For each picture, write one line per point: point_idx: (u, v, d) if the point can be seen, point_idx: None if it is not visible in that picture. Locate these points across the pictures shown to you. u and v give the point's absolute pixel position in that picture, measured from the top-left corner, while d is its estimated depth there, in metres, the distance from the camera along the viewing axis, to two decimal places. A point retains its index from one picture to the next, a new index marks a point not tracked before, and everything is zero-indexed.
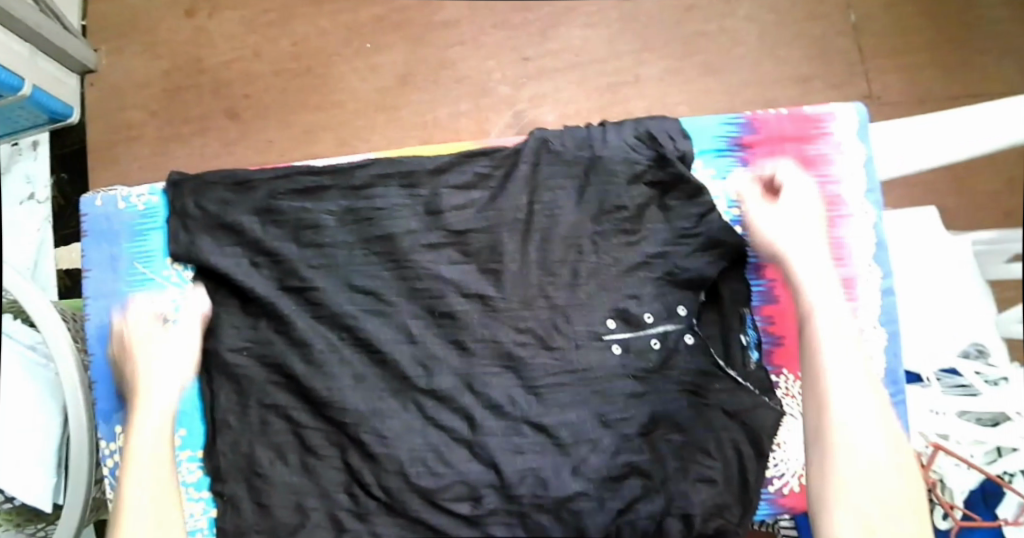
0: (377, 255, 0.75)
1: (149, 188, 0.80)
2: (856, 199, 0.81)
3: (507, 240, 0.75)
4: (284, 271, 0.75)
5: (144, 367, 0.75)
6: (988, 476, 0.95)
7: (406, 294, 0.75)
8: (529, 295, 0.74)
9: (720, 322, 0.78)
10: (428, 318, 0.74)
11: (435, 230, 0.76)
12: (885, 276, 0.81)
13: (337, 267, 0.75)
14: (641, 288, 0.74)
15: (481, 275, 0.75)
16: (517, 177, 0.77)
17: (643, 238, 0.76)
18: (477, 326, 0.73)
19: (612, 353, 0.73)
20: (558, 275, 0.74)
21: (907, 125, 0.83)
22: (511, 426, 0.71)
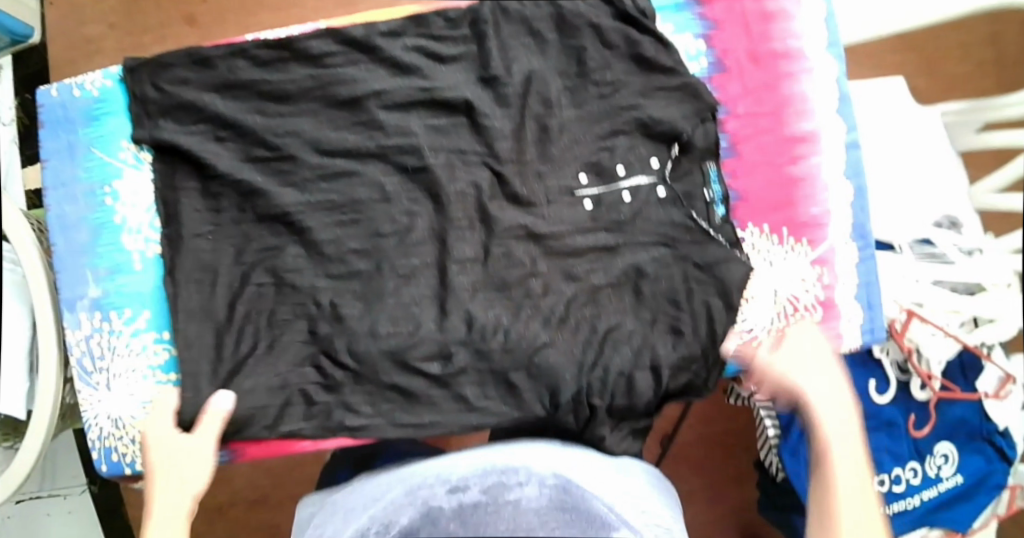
0: (346, 122, 0.73)
1: (100, 72, 0.77)
2: (817, 53, 0.80)
3: (478, 100, 0.73)
4: (251, 142, 0.73)
5: (158, 460, 0.69)
6: (965, 345, 0.99)
7: (375, 156, 0.73)
8: (504, 152, 0.73)
9: (688, 177, 0.76)
10: (402, 176, 0.74)
11: (403, 88, 0.73)
12: (849, 131, 0.80)
13: (304, 135, 0.73)
14: (613, 139, 0.74)
15: (450, 134, 0.73)
16: (488, 38, 0.73)
17: (615, 92, 0.74)
18: (447, 182, 0.73)
19: (583, 208, 0.75)
20: (528, 135, 0.73)
21: None
22: (483, 284, 0.73)
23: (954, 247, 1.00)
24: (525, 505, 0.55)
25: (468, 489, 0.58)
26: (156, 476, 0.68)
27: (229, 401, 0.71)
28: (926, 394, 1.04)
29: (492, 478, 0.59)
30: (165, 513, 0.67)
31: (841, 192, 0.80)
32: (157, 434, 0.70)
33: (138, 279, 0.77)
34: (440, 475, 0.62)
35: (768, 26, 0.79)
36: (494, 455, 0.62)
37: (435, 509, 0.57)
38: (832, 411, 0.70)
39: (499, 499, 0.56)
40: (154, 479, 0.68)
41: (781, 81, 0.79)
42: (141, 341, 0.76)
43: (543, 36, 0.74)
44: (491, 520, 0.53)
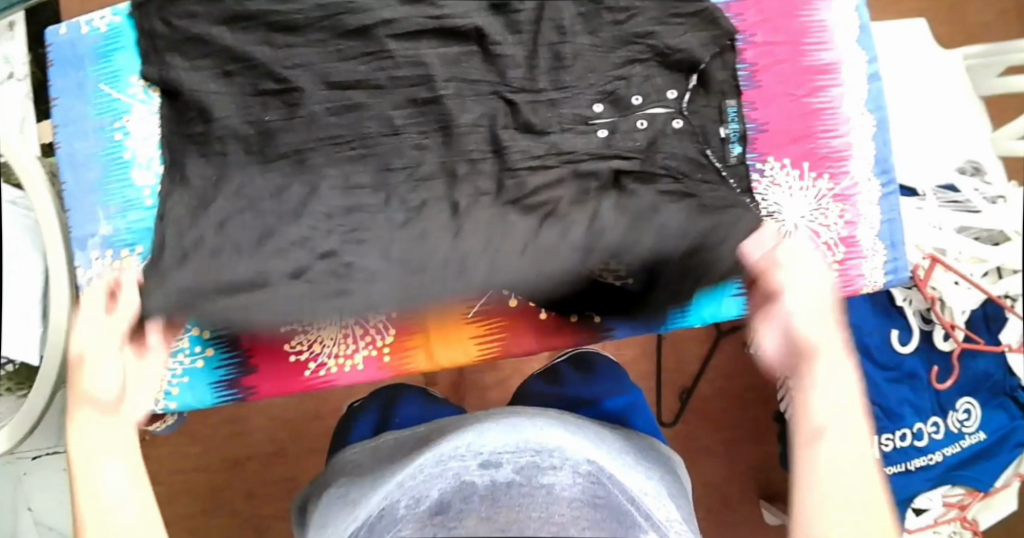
0: (356, 54, 0.72)
1: (109, 9, 0.77)
2: None
3: (490, 27, 0.72)
4: (260, 76, 0.72)
5: (83, 357, 0.64)
6: (991, 296, 0.96)
7: (386, 87, 0.72)
8: (517, 79, 0.72)
9: (704, 111, 0.75)
10: (414, 109, 0.73)
11: (415, 18, 0.72)
12: (869, 61, 0.79)
13: (314, 66, 0.72)
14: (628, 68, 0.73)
15: (462, 64, 0.72)
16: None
17: (629, 18, 0.73)
18: (463, 111, 0.72)
19: (597, 137, 0.73)
20: (541, 64, 0.72)
21: None
22: (499, 213, 0.71)
23: (976, 192, 0.98)
24: (558, 491, 0.55)
25: (501, 467, 0.58)
26: (81, 377, 0.63)
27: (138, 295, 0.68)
28: (950, 345, 1.03)
29: (526, 458, 0.59)
30: (91, 414, 0.62)
31: (864, 124, 0.79)
32: (82, 337, 0.65)
33: (149, 216, 0.76)
34: (473, 448, 0.62)
35: None
36: (530, 433, 0.63)
37: (467, 484, 0.57)
38: (831, 371, 0.61)
39: (531, 481, 0.56)
40: (78, 383, 0.63)
41: (800, 9, 0.78)
42: None
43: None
44: (524, 500, 0.53)
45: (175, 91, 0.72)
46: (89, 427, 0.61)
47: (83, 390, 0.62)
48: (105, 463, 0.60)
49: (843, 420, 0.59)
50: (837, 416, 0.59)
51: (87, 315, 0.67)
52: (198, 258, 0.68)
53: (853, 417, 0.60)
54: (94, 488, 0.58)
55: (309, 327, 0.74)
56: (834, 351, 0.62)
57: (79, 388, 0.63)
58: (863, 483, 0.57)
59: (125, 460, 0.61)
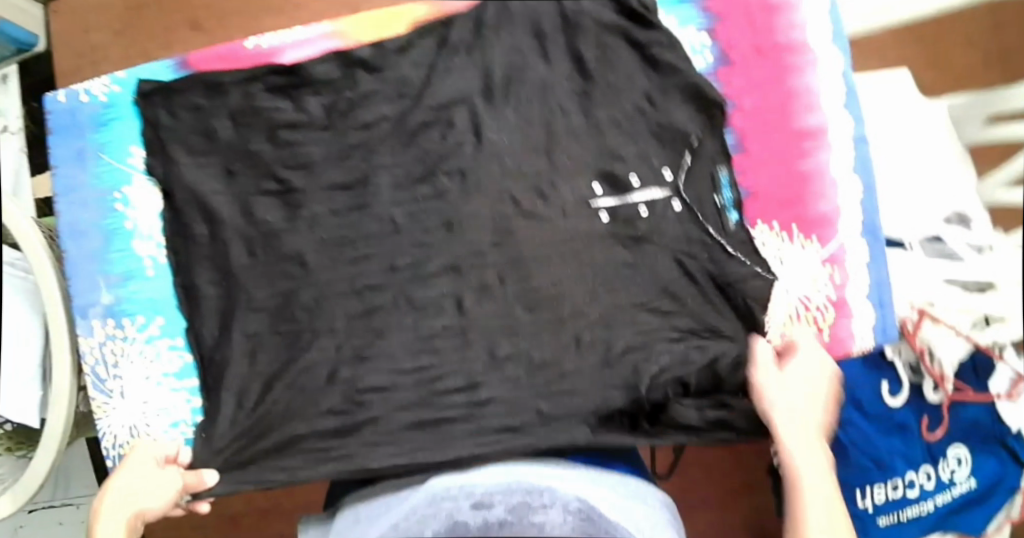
0: (351, 147, 0.75)
1: (108, 78, 0.79)
2: (823, 46, 0.79)
3: (488, 112, 0.74)
4: (265, 173, 0.75)
5: (130, 468, 0.72)
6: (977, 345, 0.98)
7: (389, 184, 0.75)
8: (509, 164, 0.74)
9: (699, 185, 0.77)
10: (410, 207, 0.75)
11: (423, 109, 0.74)
12: (856, 126, 0.80)
13: (315, 167, 0.75)
14: (625, 149, 0.76)
15: (455, 151, 0.74)
16: (497, 42, 0.75)
17: (618, 94, 0.75)
18: (461, 204, 0.74)
19: (600, 221, 0.76)
20: (535, 140, 0.75)
21: None
22: (502, 309, 0.75)
23: (964, 244, 1.00)
24: (549, 528, 0.52)
25: (493, 507, 0.57)
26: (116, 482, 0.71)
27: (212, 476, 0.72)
28: (939, 396, 1.03)
29: (517, 498, 0.58)
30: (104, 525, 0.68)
31: (850, 188, 0.80)
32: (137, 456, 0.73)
33: (150, 285, 0.78)
34: (467, 491, 0.62)
35: (771, 19, 0.79)
36: (523, 478, 0.63)
37: (459, 523, 0.56)
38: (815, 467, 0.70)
39: (523, 518, 0.54)
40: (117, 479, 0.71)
41: (787, 75, 0.79)
42: (154, 346, 0.78)
43: (547, 38, 0.75)
44: (514, 536, 0.51)
45: (180, 181, 0.76)
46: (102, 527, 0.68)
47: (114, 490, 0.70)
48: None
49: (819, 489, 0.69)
50: (815, 488, 0.69)
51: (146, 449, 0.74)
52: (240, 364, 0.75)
53: (817, 454, 0.71)
54: None
55: None
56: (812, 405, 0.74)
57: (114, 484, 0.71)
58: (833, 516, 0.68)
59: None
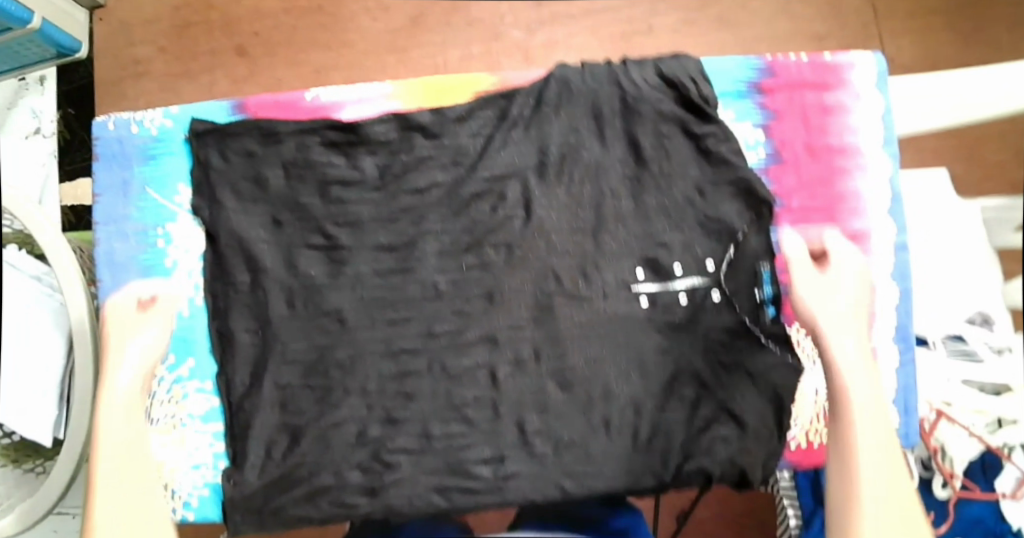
0: (401, 211, 0.75)
1: (161, 111, 0.78)
2: (873, 150, 0.80)
3: (540, 189, 0.75)
4: (310, 227, 0.75)
5: (113, 331, 0.73)
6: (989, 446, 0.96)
7: (435, 250, 0.75)
8: (556, 241, 0.75)
9: (740, 277, 0.76)
10: (455, 274, 0.75)
11: (477, 181, 0.75)
12: (899, 232, 0.80)
13: (362, 226, 0.75)
14: (671, 236, 0.75)
15: (504, 223, 0.75)
16: (554, 120, 0.76)
17: (671, 184, 0.76)
18: (504, 277, 0.74)
19: (639, 306, 0.75)
20: (584, 221, 0.75)
21: (916, 81, 0.90)
22: (536, 384, 0.73)
23: (983, 345, 1.03)
24: None
25: None
26: (112, 353, 0.72)
27: (182, 288, 0.77)
28: (947, 493, 0.99)
29: None
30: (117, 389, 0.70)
31: (888, 293, 0.80)
32: (115, 323, 0.74)
33: (184, 325, 0.77)
34: None
35: (826, 120, 0.80)
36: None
37: None
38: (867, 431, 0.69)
39: None
40: (111, 347, 0.72)
41: (837, 177, 0.80)
42: (182, 388, 0.76)
43: (605, 119, 0.76)
44: None
45: (225, 226, 0.75)
46: (115, 394, 0.70)
47: (110, 363, 0.71)
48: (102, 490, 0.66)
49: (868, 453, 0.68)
50: (876, 487, 0.66)
51: (120, 311, 0.75)
52: (266, 414, 0.73)
53: (879, 451, 0.68)
54: (110, 472, 0.67)
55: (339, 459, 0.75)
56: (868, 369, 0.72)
57: (109, 350, 0.72)
58: (886, 485, 0.66)
59: (134, 476, 0.68)
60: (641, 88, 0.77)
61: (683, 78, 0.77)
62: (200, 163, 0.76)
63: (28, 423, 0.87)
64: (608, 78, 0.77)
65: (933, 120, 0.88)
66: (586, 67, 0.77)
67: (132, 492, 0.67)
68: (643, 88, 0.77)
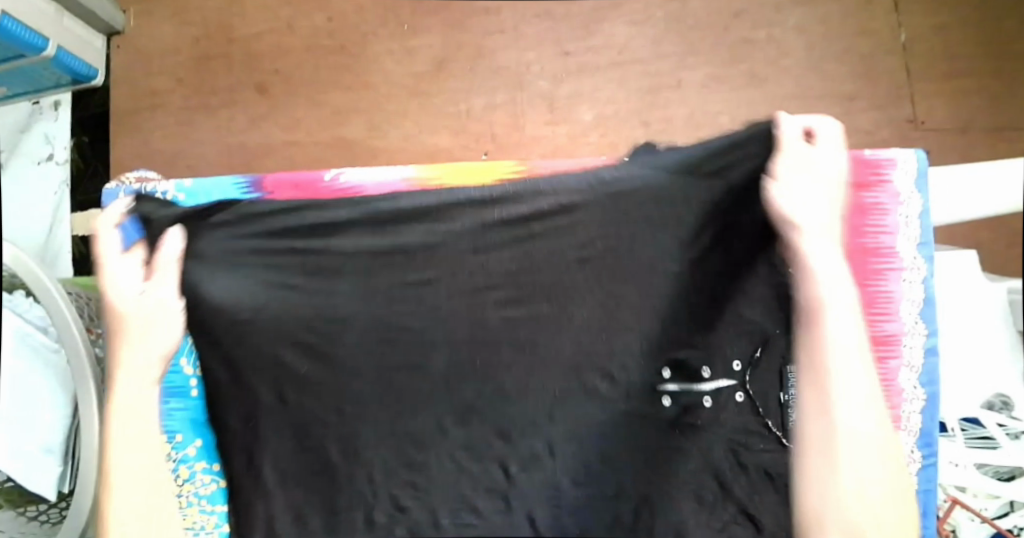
0: (405, 299, 0.72)
1: (174, 185, 0.76)
2: (908, 251, 0.79)
3: (568, 281, 0.72)
4: (314, 306, 0.72)
5: (117, 300, 0.70)
6: (1000, 531, 0.96)
7: (442, 340, 0.72)
8: (582, 342, 0.72)
9: (766, 379, 0.73)
10: (465, 367, 0.72)
11: (494, 272, 0.72)
12: (930, 335, 0.79)
13: (365, 310, 0.73)
14: (702, 336, 0.73)
15: (517, 318, 0.72)
16: (583, 215, 0.71)
17: (710, 288, 0.72)
18: (522, 375, 0.72)
19: (663, 405, 0.73)
20: (619, 322, 0.72)
21: (961, 171, 0.84)
22: (549, 477, 0.72)
23: (1000, 429, 1.00)
24: None
25: None
26: (123, 332, 0.70)
27: (178, 245, 0.70)
28: None
29: None
30: (129, 382, 0.70)
31: (914, 397, 0.79)
32: (120, 289, 0.70)
33: (191, 407, 0.74)
34: None
35: (864, 220, 0.79)
36: None
37: None
38: (855, 405, 0.64)
39: None
40: (121, 322, 0.70)
41: (869, 279, 0.80)
42: (188, 467, 0.75)
43: (655, 219, 0.70)
44: None
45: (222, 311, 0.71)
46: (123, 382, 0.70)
47: (123, 340, 0.70)
48: (119, 500, 0.68)
49: (859, 431, 0.64)
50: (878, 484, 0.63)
51: (120, 266, 0.70)
52: (284, 489, 0.74)
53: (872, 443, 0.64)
54: (120, 473, 0.69)
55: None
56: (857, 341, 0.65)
57: (119, 333, 0.70)
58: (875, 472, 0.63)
59: (152, 496, 0.70)
60: (713, 184, 0.69)
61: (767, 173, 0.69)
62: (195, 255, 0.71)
63: (29, 476, 0.83)
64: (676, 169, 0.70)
65: (982, 209, 0.83)
66: (661, 154, 0.71)
67: (142, 493, 0.69)
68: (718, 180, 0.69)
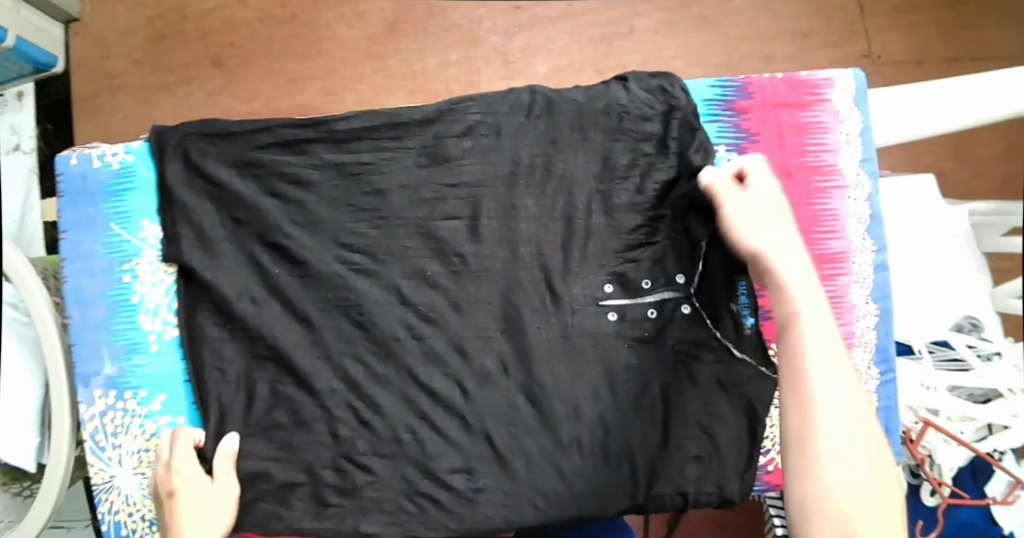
0: (362, 211, 0.72)
1: (122, 145, 0.76)
2: (851, 169, 0.79)
3: (510, 198, 0.73)
4: (264, 226, 0.72)
5: (182, 472, 0.70)
6: (979, 454, 0.94)
7: (396, 253, 0.72)
8: (527, 252, 0.73)
9: (713, 286, 0.74)
10: (420, 279, 0.72)
11: (437, 179, 0.73)
12: (878, 251, 0.79)
13: (321, 225, 0.72)
14: (638, 252, 0.74)
15: (464, 232, 0.73)
16: (533, 130, 0.74)
17: (652, 198, 0.74)
18: (474, 287, 0.73)
19: (606, 320, 0.73)
20: (554, 232, 0.73)
21: (932, 86, 0.82)
22: (505, 396, 0.72)
23: (970, 350, 0.99)
24: None
25: None
26: (191, 497, 0.69)
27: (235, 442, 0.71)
28: (934, 501, 0.99)
29: None
30: (198, 537, 0.67)
31: (867, 313, 0.78)
32: (184, 468, 0.70)
33: (154, 361, 0.75)
34: None
35: (802, 139, 0.78)
36: None
37: None
38: (825, 378, 0.62)
39: None
40: (188, 497, 0.69)
41: (813, 197, 0.78)
42: (154, 422, 0.75)
43: (589, 129, 0.74)
44: None
45: (173, 233, 0.73)
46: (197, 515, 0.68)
47: (189, 503, 0.68)
48: None
49: (834, 407, 0.61)
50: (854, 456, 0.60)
51: (186, 458, 0.70)
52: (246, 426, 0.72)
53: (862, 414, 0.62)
54: None
55: (296, 480, 0.71)
56: (817, 310, 0.64)
57: (185, 507, 0.68)
58: (856, 439, 0.61)
59: None
60: (627, 104, 0.75)
61: (682, 103, 0.75)
62: (182, 156, 0.73)
63: (8, 450, 0.83)
64: (590, 96, 0.75)
65: (959, 119, 0.81)
66: (573, 89, 0.75)
67: None
68: (631, 105, 0.75)
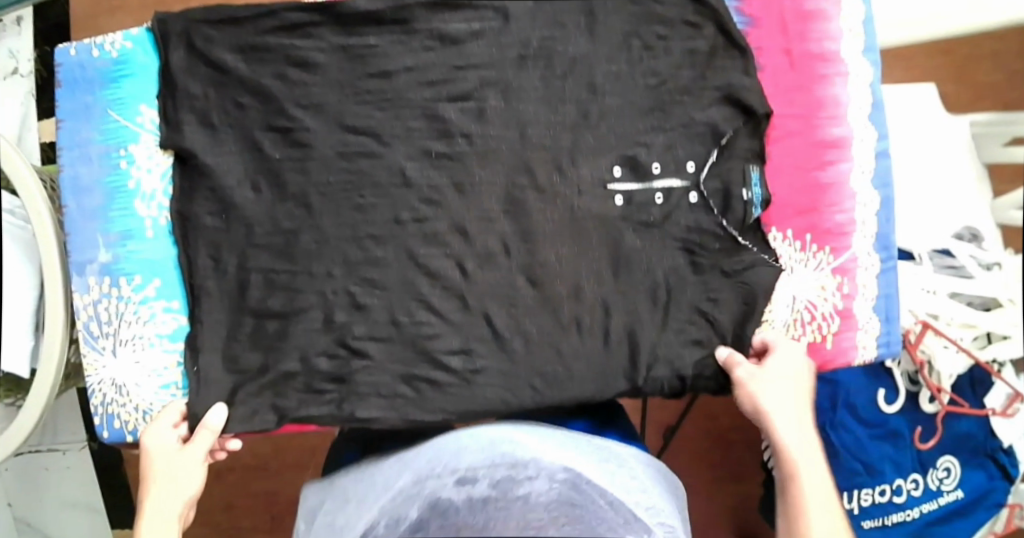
0: (368, 95, 0.73)
1: (120, 33, 0.76)
2: (854, 57, 0.79)
3: (516, 79, 0.73)
4: (273, 111, 0.72)
5: (157, 437, 0.70)
6: (979, 362, 0.93)
7: (401, 135, 0.73)
8: (528, 133, 0.73)
9: (724, 174, 0.76)
10: (424, 161, 0.73)
11: (441, 62, 0.73)
12: (880, 139, 0.80)
13: (326, 108, 0.73)
14: (650, 136, 0.74)
15: (466, 117, 0.73)
16: (538, 12, 0.73)
17: (659, 83, 0.74)
18: (475, 169, 0.73)
19: (614, 204, 0.74)
20: (565, 116, 0.73)
21: None
22: (506, 278, 0.73)
23: (971, 259, 0.98)
24: (535, 505, 0.49)
25: (478, 482, 0.52)
26: (162, 463, 0.70)
27: (223, 416, 0.71)
28: (934, 407, 0.97)
29: (502, 471, 0.53)
30: (166, 500, 0.69)
31: (868, 200, 0.79)
32: (158, 434, 0.71)
33: (149, 247, 0.76)
34: (454, 460, 0.56)
35: (806, 26, 0.79)
36: (504, 439, 0.58)
37: (443, 499, 0.52)
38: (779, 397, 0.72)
39: (508, 494, 0.50)
40: (159, 462, 0.70)
41: (816, 84, 0.79)
42: (149, 308, 0.76)
43: (596, 13, 0.74)
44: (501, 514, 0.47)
45: (175, 121, 0.73)
46: (168, 479, 0.69)
47: (161, 466, 0.70)
48: None
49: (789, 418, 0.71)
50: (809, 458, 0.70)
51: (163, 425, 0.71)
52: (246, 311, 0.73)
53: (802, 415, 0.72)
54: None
55: (294, 367, 0.72)
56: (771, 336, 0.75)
57: (156, 470, 0.69)
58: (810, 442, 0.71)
59: None
60: None
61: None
62: (186, 44, 0.73)
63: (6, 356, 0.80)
64: None
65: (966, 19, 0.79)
66: None
67: None
68: None
